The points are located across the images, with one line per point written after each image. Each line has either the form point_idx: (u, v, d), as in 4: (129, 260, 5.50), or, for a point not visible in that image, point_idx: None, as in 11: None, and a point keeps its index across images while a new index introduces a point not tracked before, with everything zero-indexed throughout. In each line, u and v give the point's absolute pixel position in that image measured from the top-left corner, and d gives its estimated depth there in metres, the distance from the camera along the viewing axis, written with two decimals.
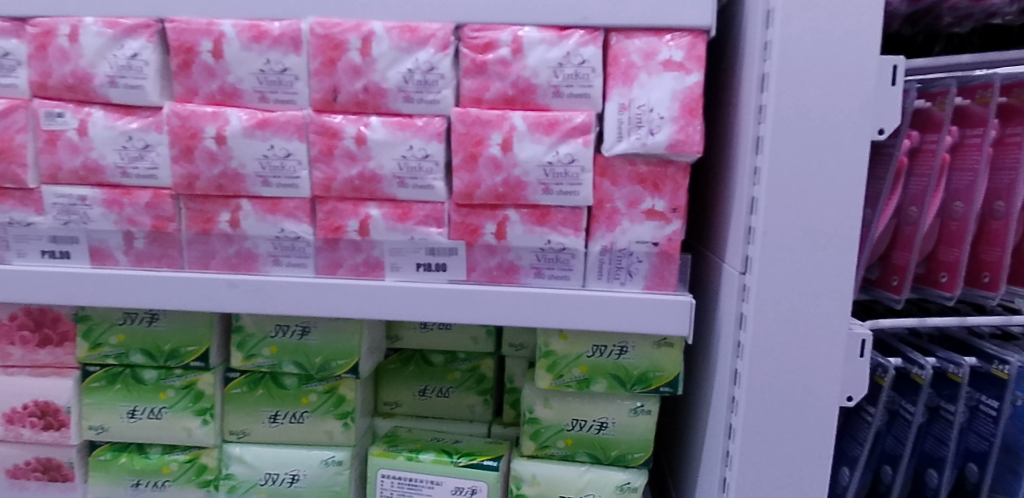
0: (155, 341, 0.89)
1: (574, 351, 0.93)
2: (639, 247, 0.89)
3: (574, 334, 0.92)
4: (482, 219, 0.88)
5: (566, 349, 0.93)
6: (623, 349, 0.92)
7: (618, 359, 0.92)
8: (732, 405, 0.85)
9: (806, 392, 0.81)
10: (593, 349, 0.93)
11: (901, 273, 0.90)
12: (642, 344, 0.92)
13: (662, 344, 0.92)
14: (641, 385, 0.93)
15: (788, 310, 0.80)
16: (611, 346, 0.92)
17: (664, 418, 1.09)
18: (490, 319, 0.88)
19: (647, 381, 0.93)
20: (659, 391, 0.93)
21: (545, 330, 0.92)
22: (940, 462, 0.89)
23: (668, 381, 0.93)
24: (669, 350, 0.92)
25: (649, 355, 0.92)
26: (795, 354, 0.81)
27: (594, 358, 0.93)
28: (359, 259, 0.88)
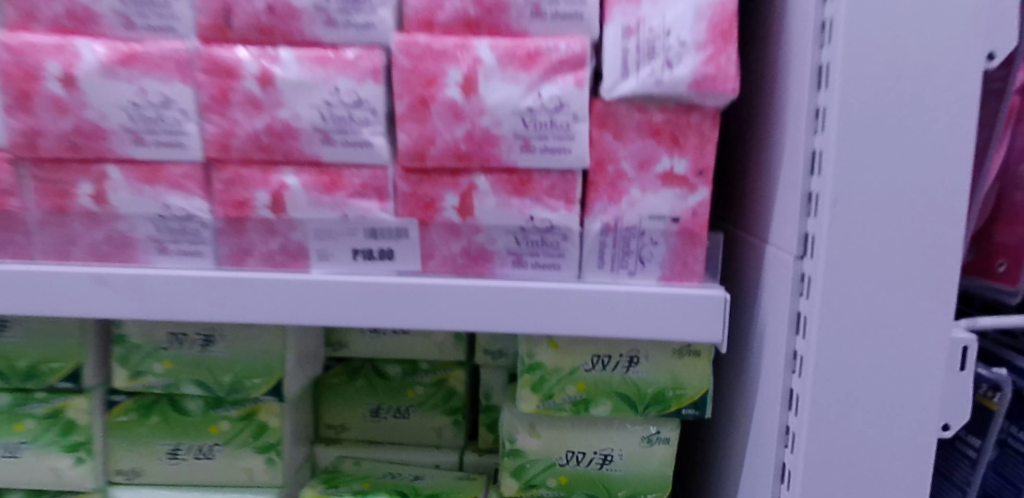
0: (7, 356, 0.67)
1: (568, 365, 0.69)
2: (653, 224, 0.66)
3: (568, 342, 0.69)
4: (441, 189, 0.65)
5: (557, 361, 0.69)
6: (633, 360, 0.69)
7: (627, 374, 0.69)
8: (786, 439, 0.62)
9: (892, 423, 0.58)
10: (593, 361, 0.69)
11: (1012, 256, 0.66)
12: (659, 353, 0.69)
13: (684, 353, 0.69)
14: (657, 408, 0.70)
15: (864, 309, 0.57)
16: (617, 357, 0.69)
17: (685, 443, 0.86)
18: (454, 324, 0.65)
19: (665, 403, 0.70)
20: (680, 415, 0.70)
21: (527, 337, 0.68)
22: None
23: (693, 401, 0.70)
24: (694, 362, 0.69)
25: (667, 369, 0.69)
26: (874, 370, 0.58)
27: (594, 372, 0.69)
28: (273, 245, 0.66)
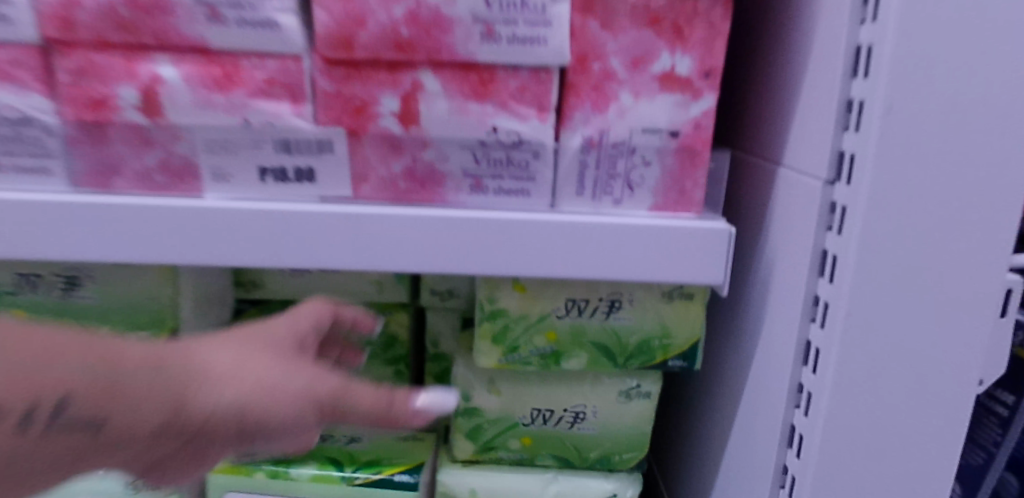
0: None
1: (536, 311, 0.57)
2: (645, 140, 0.53)
3: (537, 283, 0.56)
4: (375, 89, 0.49)
5: (523, 307, 0.57)
6: (615, 305, 0.57)
7: (605, 321, 0.57)
8: (799, 398, 0.53)
9: (928, 385, 0.48)
10: (567, 306, 0.57)
11: None
12: (645, 297, 0.57)
13: (675, 296, 0.57)
14: (639, 360, 0.59)
15: (907, 249, 0.46)
16: (596, 301, 0.57)
17: (668, 391, 0.76)
18: (394, 265, 0.52)
19: (648, 354, 0.59)
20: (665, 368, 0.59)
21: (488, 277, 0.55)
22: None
23: (681, 351, 0.59)
24: (685, 306, 0.57)
25: (654, 315, 0.58)
26: (914, 323, 0.47)
27: (568, 320, 0.57)
28: (149, 160, 0.50)
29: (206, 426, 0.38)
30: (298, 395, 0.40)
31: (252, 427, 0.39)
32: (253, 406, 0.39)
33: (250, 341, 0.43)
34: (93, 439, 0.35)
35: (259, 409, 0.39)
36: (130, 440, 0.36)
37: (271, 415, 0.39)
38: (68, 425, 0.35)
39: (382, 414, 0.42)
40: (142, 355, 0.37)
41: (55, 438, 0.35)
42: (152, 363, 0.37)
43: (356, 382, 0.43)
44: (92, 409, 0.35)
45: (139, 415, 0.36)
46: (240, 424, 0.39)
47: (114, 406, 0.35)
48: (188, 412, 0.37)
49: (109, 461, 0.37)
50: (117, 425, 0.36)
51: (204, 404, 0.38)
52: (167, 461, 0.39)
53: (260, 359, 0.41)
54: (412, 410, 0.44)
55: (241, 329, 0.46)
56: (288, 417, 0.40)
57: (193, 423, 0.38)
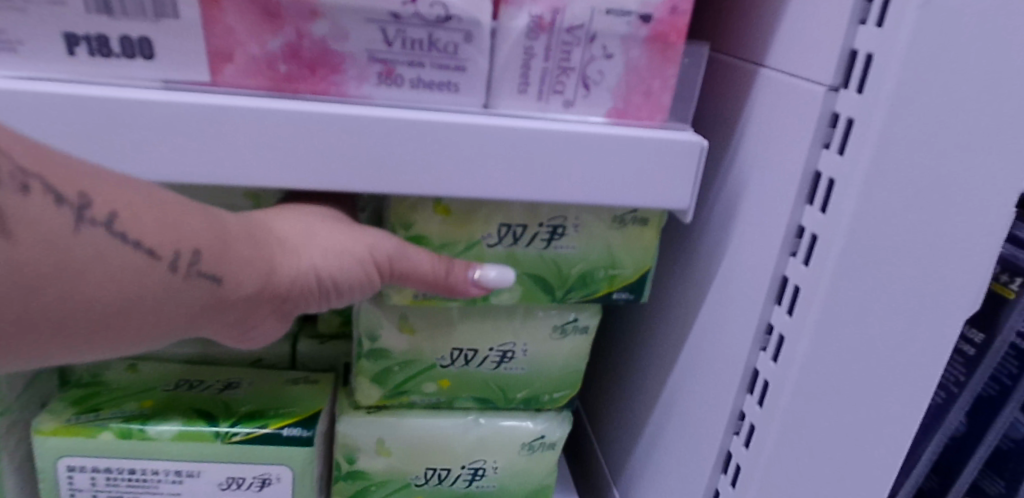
0: None
1: (460, 238, 0.47)
2: (607, 24, 0.41)
3: (463, 206, 0.46)
4: None
5: (444, 233, 0.46)
6: (557, 233, 0.48)
7: (546, 250, 0.48)
8: (768, 341, 0.45)
9: (918, 335, 0.41)
10: (500, 233, 0.47)
11: None
12: (593, 221, 0.48)
13: (627, 222, 0.48)
14: (580, 294, 0.50)
15: (919, 177, 0.37)
16: (536, 227, 0.47)
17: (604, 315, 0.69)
18: (270, 176, 0.39)
19: (591, 287, 0.50)
20: (609, 302, 0.51)
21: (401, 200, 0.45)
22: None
23: (628, 283, 0.50)
24: (638, 233, 0.48)
25: (602, 243, 0.48)
26: (912, 263, 0.39)
27: (500, 249, 0.48)
28: None
29: (297, 284, 0.41)
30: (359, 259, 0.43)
31: (328, 294, 0.43)
32: (324, 273, 0.42)
33: (308, 212, 0.44)
34: (218, 293, 0.38)
35: (333, 278, 0.42)
36: (239, 297, 0.39)
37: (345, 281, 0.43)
38: (198, 275, 0.37)
39: (434, 278, 0.44)
40: (240, 226, 0.39)
41: (190, 285, 0.37)
42: (248, 235, 0.39)
43: (413, 247, 0.44)
44: (214, 265, 0.37)
45: (245, 276, 0.39)
46: (321, 286, 0.42)
47: (230, 261, 0.38)
48: (278, 279, 0.40)
49: (220, 317, 0.40)
50: (232, 280, 0.38)
51: (293, 265, 0.41)
52: (257, 321, 0.42)
53: (329, 227, 0.43)
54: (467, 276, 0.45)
55: (289, 209, 0.44)
56: (355, 284, 0.43)
57: (285, 283, 0.41)
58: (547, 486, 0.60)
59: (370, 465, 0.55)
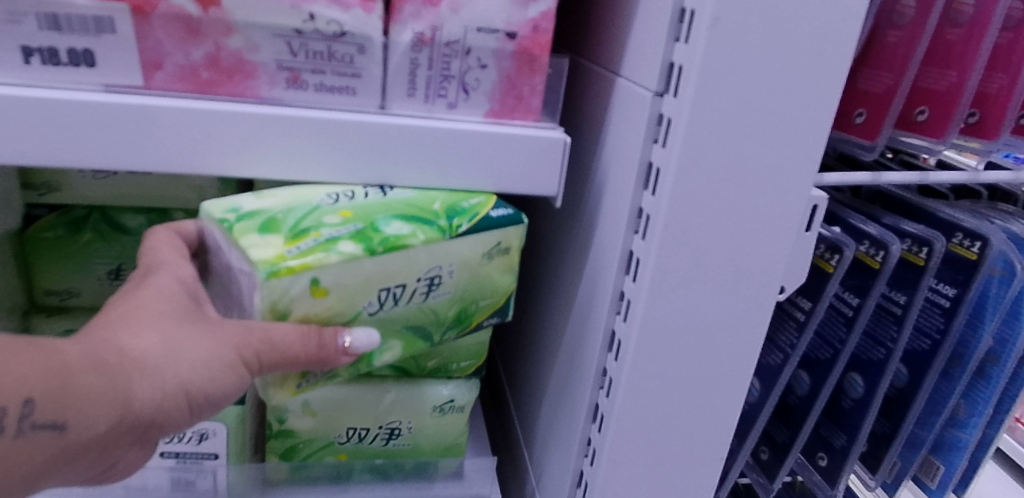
0: None
1: (340, 316, 0.47)
2: (479, 40, 0.49)
3: (335, 284, 0.46)
4: None
5: (322, 311, 0.47)
6: (434, 284, 0.50)
7: (424, 301, 0.51)
8: (620, 306, 0.54)
9: (732, 295, 0.51)
10: (381, 299, 0.49)
11: (877, 108, 0.56)
12: (465, 262, 0.51)
13: (493, 254, 0.53)
14: (454, 330, 0.54)
15: (722, 165, 0.46)
16: (413, 285, 0.50)
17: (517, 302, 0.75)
18: (201, 165, 0.48)
19: (464, 321, 0.54)
20: (481, 328, 0.56)
21: (273, 289, 0.44)
22: (920, 366, 0.63)
23: (495, 310, 0.56)
24: (502, 262, 0.54)
25: (477, 277, 0.52)
26: (727, 232, 0.49)
27: (380, 314, 0.49)
28: None
29: (159, 406, 0.44)
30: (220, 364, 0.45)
31: (197, 402, 0.46)
32: (187, 386, 0.45)
33: (164, 316, 0.46)
34: (68, 435, 0.42)
35: (195, 388, 0.45)
36: (95, 433, 0.43)
37: (212, 386, 0.45)
38: (36, 426, 0.41)
39: (308, 355, 0.45)
40: (82, 362, 0.43)
41: (32, 435, 0.41)
42: (94, 369, 0.43)
43: (275, 326, 0.44)
44: (52, 413, 0.41)
45: (94, 411, 0.43)
46: (187, 397, 0.45)
47: (70, 406, 0.42)
48: (134, 406, 0.44)
49: (87, 458, 0.44)
50: (77, 422, 0.42)
51: (148, 387, 0.44)
52: (134, 442, 0.46)
53: (184, 334, 0.45)
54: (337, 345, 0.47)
55: (139, 313, 0.46)
56: (222, 388, 0.46)
57: (144, 409, 0.44)
58: (458, 444, 0.68)
59: (295, 431, 0.63)
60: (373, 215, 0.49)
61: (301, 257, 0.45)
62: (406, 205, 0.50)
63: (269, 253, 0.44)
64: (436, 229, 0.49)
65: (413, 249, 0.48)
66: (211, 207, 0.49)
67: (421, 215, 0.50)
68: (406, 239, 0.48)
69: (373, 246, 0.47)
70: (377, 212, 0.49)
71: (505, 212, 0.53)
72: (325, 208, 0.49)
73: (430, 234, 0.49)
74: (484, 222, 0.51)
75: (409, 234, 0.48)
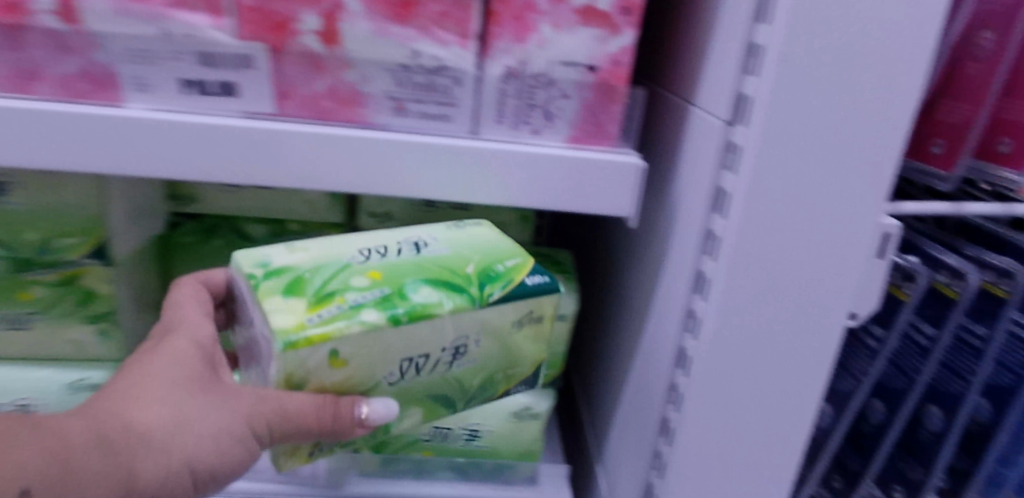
0: None
1: (360, 381, 0.49)
2: (564, 73, 0.54)
3: (353, 355, 0.47)
4: (297, 6, 0.50)
5: (343, 378, 0.49)
6: (460, 353, 0.51)
7: (449, 369, 0.52)
8: (689, 323, 0.56)
9: (800, 316, 0.53)
10: (403, 368, 0.50)
11: (954, 137, 0.60)
12: (491, 332, 0.51)
13: (526, 321, 0.53)
14: (480, 397, 0.55)
15: (791, 191, 0.49)
16: (438, 354, 0.50)
17: (588, 317, 0.80)
18: (319, 182, 0.54)
19: (491, 388, 0.55)
20: (509, 396, 0.57)
21: (290, 359, 0.45)
22: (1002, 399, 0.64)
23: (524, 378, 0.56)
24: (531, 331, 0.54)
25: (502, 346, 0.53)
26: (798, 255, 0.51)
27: (400, 380, 0.50)
28: (69, 67, 0.49)
29: (162, 481, 0.48)
30: (227, 435, 0.49)
31: (201, 474, 0.50)
32: (193, 459, 0.49)
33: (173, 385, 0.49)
34: None
35: (200, 460, 0.49)
36: None
37: (217, 458, 0.49)
38: None
39: (321, 426, 0.48)
40: (88, 440, 0.46)
41: None
42: (100, 447, 0.46)
43: (288, 394, 0.47)
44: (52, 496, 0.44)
45: (97, 490, 0.46)
46: (190, 473, 0.49)
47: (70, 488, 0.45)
48: (138, 483, 0.47)
49: None
50: None
51: (154, 463, 0.47)
52: None
53: (194, 406, 0.49)
54: (353, 416, 0.48)
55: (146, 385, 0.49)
56: (227, 458, 0.50)
57: (147, 485, 0.47)
58: (534, 451, 0.72)
59: (389, 429, 0.66)
60: (401, 280, 0.50)
61: (323, 325, 0.45)
62: (437, 268, 0.51)
63: (290, 322, 0.45)
64: (466, 298, 0.49)
65: (441, 318, 0.48)
66: (242, 259, 0.50)
67: (453, 281, 0.50)
68: (433, 307, 0.48)
69: (398, 314, 0.47)
70: (405, 276, 0.50)
71: (540, 280, 0.53)
72: (354, 268, 0.50)
73: (458, 302, 0.49)
74: (519, 289, 0.51)
75: (436, 303, 0.48)
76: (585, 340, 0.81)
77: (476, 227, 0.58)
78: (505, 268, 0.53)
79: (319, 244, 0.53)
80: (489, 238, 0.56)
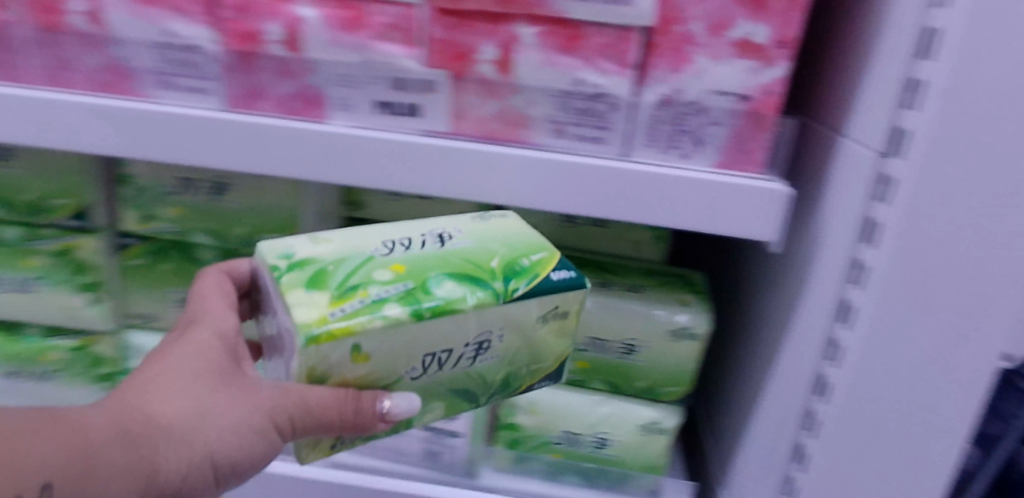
0: (13, 187, 0.66)
1: (382, 376, 0.49)
2: (718, 102, 0.57)
3: (377, 350, 0.47)
4: (477, 38, 0.55)
5: (366, 371, 0.49)
6: (482, 348, 0.51)
7: (471, 365, 0.52)
8: (829, 351, 0.58)
9: (947, 349, 0.53)
10: (425, 363, 0.50)
11: None
12: (516, 327, 0.51)
13: (550, 317, 0.53)
14: (502, 393, 0.55)
15: (948, 226, 0.50)
16: (461, 349, 0.50)
17: (717, 339, 0.81)
18: (481, 194, 0.59)
19: (512, 384, 0.55)
20: (532, 390, 0.57)
21: (313, 352, 0.46)
22: None
23: (547, 373, 0.56)
24: (557, 326, 0.54)
25: (528, 342, 0.53)
26: (952, 288, 0.51)
27: (421, 375, 0.50)
28: (287, 88, 0.57)
29: (182, 472, 0.50)
30: (247, 429, 0.50)
31: (221, 465, 0.51)
32: (212, 450, 0.50)
33: (194, 378, 0.51)
34: None
35: (220, 452, 0.51)
36: None
37: (236, 448, 0.51)
38: None
39: (344, 421, 0.48)
40: (109, 433, 0.48)
41: None
42: (122, 441, 0.48)
43: (311, 389, 0.47)
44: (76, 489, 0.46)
45: (122, 482, 0.48)
46: (210, 463, 0.51)
47: (95, 480, 0.47)
48: (157, 474, 0.49)
49: None
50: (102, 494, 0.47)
51: (173, 455, 0.49)
52: None
53: (214, 400, 0.50)
54: (376, 411, 0.48)
55: (165, 378, 0.50)
56: (247, 449, 0.51)
57: (168, 475, 0.49)
58: (659, 466, 0.74)
59: (520, 426, 0.73)
60: (424, 274, 0.50)
61: (345, 319, 0.46)
62: (461, 264, 0.51)
63: (312, 316, 0.46)
64: (490, 293, 0.49)
65: (464, 313, 0.48)
66: (265, 250, 0.51)
67: (476, 275, 0.51)
68: (456, 302, 0.48)
69: (420, 309, 0.47)
70: (428, 271, 0.50)
71: (566, 275, 0.52)
72: (377, 261, 0.51)
73: (482, 297, 0.49)
74: (544, 284, 0.51)
75: (459, 299, 0.48)
76: (711, 360, 0.83)
77: (500, 220, 0.58)
78: (530, 263, 0.52)
79: (342, 235, 0.54)
80: (516, 232, 0.56)
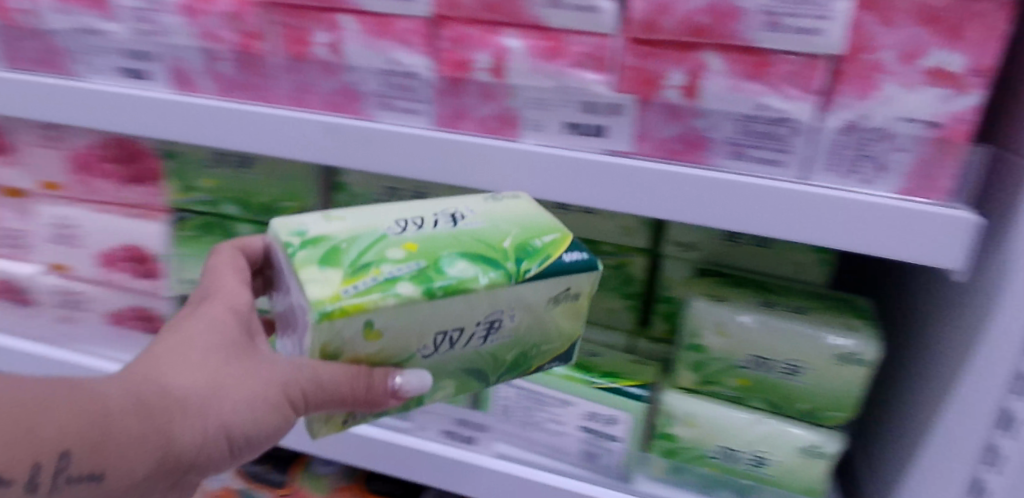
0: (249, 191, 0.78)
1: (396, 353, 0.55)
2: (904, 128, 0.57)
3: (390, 328, 0.53)
4: (666, 65, 0.59)
5: (380, 346, 0.54)
6: (493, 327, 0.56)
7: (481, 346, 0.57)
8: (1017, 385, 0.59)
9: None
10: (436, 342, 0.55)
11: None
12: (526, 308, 0.56)
13: (560, 300, 0.58)
14: (513, 372, 0.61)
15: None
16: (472, 327, 0.55)
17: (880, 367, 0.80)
18: (658, 211, 0.62)
19: (522, 365, 0.61)
20: (542, 369, 0.64)
21: (331, 327, 0.51)
22: None
23: (558, 355, 0.63)
24: (569, 306, 0.59)
25: (538, 320, 0.58)
26: None
27: (433, 353, 0.56)
28: (488, 110, 0.64)
29: (199, 444, 0.55)
30: (260, 403, 0.56)
31: (237, 439, 0.57)
32: (227, 423, 0.56)
33: (208, 353, 0.56)
34: (107, 476, 0.53)
35: (235, 425, 0.56)
36: (139, 469, 0.54)
37: (248, 422, 0.56)
38: (77, 472, 0.52)
39: (356, 396, 0.54)
40: (127, 406, 0.53)
41: (78, 477, 0.52)
42: (140, 414, 0.53)
43: (323, 366, 0.53)
44: (93, 459, 0.52)
45: (141, 452, 0.53)
46: (225, 436, 0.56)
47: (115, 450, 0.52)
48: (174, 445, 0.54)
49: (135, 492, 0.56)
50: (118, 464, 0.53)
51: (192, 428, 0.55)
52: (178, 476, 0.57)
53: (228, 375, 0.56)
54: (389, 388, 0.54)
55: (179, 352, 0.56)
56: (260, 422, 0.57)
57: (184, 446, 0.55)
58: (817, 489, 0.74)
59: (680, 437, 0.75)
60: (436, 253, 0.55)
61: (358, 297, 0.50)
62: (470, 244, 0.56)
63: (326, 293, 0.50)
64: (502, 274, 0.54)
65: (476, 292, 0.53)
66: (281, 229, 0.56)
67: (488, 256, 0.55)
68: (468, 282, 0.53)
69: (432, 288, 0.52)
70: (441, 251, 0.55)
71: (578, 257, 0.58)
72: (391, 241, 0.56)
73: (493, 278, 0.54)
74: (554, 265, 0.56)
75: (471, 279, 0.53)
76: (874, 390, 0.81)
77: (515, 200, 0.63)
78: (543, 244, 0.58)
79: (354, 215, 0.59)
80: (528, 212, 0.61)
